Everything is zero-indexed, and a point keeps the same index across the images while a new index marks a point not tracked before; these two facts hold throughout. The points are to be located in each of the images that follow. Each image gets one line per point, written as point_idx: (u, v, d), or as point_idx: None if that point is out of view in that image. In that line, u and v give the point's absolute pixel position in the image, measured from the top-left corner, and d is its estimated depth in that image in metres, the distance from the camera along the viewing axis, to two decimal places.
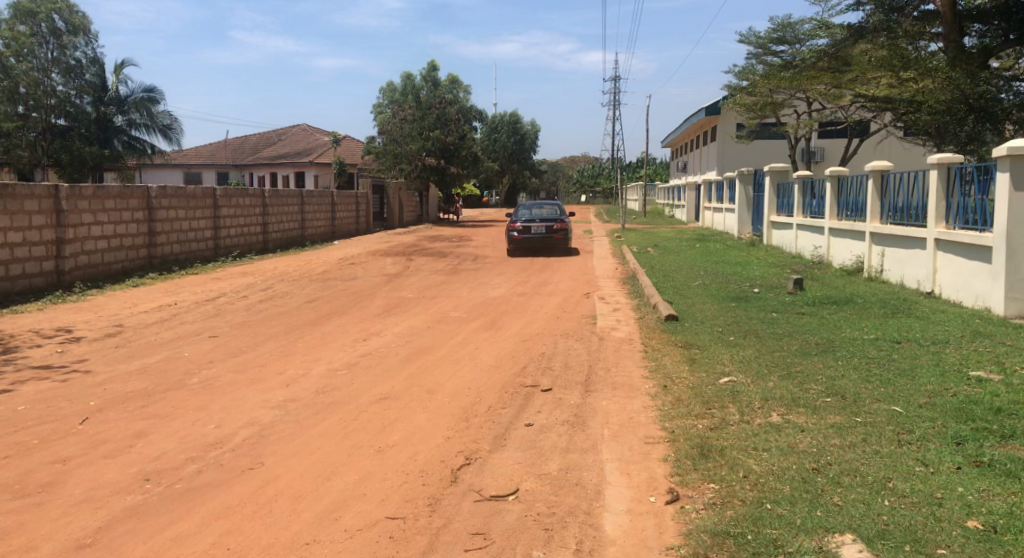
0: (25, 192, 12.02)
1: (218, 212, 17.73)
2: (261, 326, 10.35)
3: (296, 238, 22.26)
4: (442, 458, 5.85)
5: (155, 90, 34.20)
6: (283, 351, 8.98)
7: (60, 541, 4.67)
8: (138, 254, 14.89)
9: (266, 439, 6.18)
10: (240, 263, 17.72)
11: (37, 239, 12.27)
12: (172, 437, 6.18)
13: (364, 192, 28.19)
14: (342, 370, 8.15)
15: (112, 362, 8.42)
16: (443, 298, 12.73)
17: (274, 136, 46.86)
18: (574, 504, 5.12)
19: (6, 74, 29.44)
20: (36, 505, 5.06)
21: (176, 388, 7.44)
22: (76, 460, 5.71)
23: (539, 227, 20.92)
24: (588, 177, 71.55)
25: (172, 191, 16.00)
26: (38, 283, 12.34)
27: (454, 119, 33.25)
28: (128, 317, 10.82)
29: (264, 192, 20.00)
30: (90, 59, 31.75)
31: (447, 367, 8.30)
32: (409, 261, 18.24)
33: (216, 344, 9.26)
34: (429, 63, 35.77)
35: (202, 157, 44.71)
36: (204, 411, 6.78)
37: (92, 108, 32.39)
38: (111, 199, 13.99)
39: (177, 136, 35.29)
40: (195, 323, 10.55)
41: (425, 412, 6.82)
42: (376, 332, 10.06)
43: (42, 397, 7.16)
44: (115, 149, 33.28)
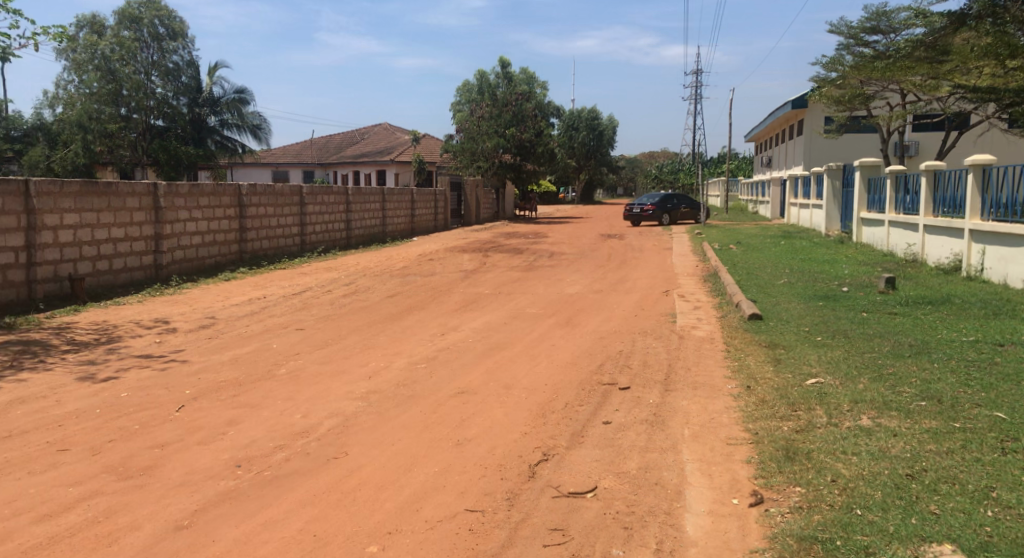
0: (126, 190, 12.59)
1: (303, 209, 18.21)
2: (344, 320, 10.60)
3: (377, 235, 22.71)
4: (520, 453, 5.87)
5: (245, 91, 35.49)
6: (365, 344, 9.18)
7: (159, 522, 4.86)
8: (230, 250, 15.45)
9: (350, 430, 6.33)
10: (325, 258, 18.17)
11: (137, 235, 12.87)
12: (262, 425, 6.39)
13: (442, 190, 28.54)
14: (421, 364, 8.28)
15: (207, 353, 8.76)
16: (519, 295, 12.79)
17: (356, 134, 48.02)
18: (654, 504, 5.07)
19: (111, 78, 30.87)
20: (137, 487, 5.30)
21: (264, 378, 7.70)
22: (173, 446, 5.96)
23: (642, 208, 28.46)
24: (667, 174, 70.69)
25: (262, 189, 16.51)
26: (139, 276, 12.96)
27: (529, 116, 33.45)
28: (220, 310, 11.21)
29: (347, 190, 20.47)
30: (186, 62, 33.04)
31: (525, 363, 8.32)
32: (486, 257, 18.39)
33: (302, 337, 9.53)
34: (501, 60, 35.66)
35: (288, 156, 45.95)
36: (291, 402, 6.98)
37: (187, 110, 33.64)
38: (204, 197, 14.56)
39: (265, 135, 36.68)
40: (282, 316, 10.86)
41: (503, 407, 6.87)
42: (453, 327, 10.17)
43: (142, 385, 7.51)
44: (208, 148, 34.33)
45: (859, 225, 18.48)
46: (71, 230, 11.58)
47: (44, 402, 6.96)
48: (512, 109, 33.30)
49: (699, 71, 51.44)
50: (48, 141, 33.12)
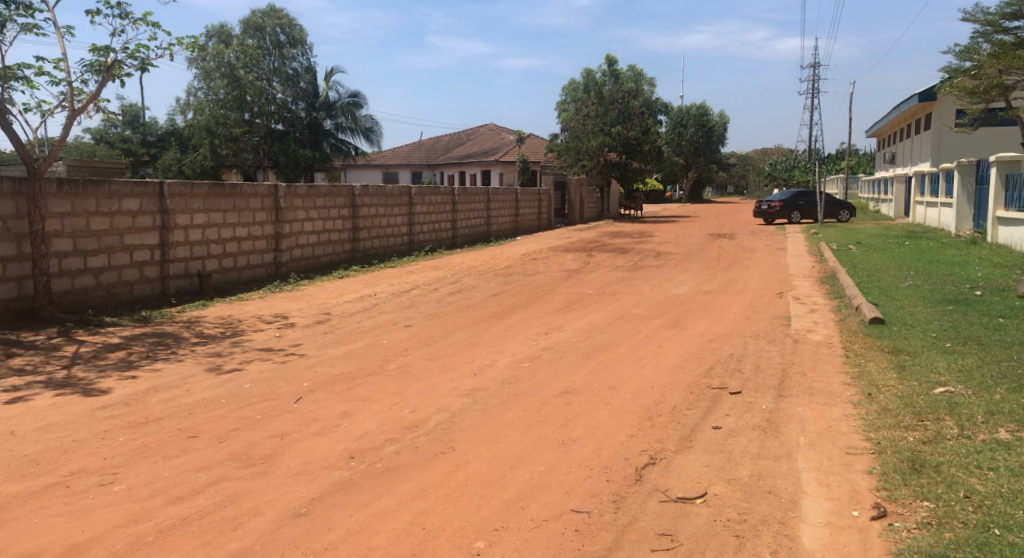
0: (249, 191, 13.19)
1: (412, 209, 18.62)
2: (450, 317, 10.76)
3: (483, 234, 22.98)
4: (626, 456, 5.79)
5: (359, 95, 36.58)
6: (471, 342, 9.29)
7: (279, 508, 5.04)
8: (343, 248, 15.96)
9: (457, 426, 6.40)
10: (432, 257, 18.53)
11: (259, 234, 13.47)
12: (373, 419, 6.55)
13: (546, 189, 28.58)
14: (526, 362, 8.29)
15: (322, 347, 9.07)
16: (625, 295, 12.65)
17: (463, 135, 48.72)
18: (767, 513, 4.90)
19: (236, 84, 32.25)
20: (259, 474, 5.52)
21: (375, 373, 7.90)
22: (291, 436, 6.18)
23: (764, 206, 28.38)
24: (780, 171, 68.47)
25: (374, 190, 16.97)
26: (260, 273, 13.56)
27: (637, 113, 33.03)
28: (333, 306, 11.59)
29: (454, 190, 20.79)
30: (305, 68, 34.34)
31: (632, 365, 8.21)
32: (590, 257, 18.28)
33: (411, 333, 9.73)
34: (607, 58, 35.38)
35: (398, 157, 47.11)
36: (401, 396, 7.13)
37: (305, 114, 35.13)
38: (320, 197, 15.08)
39: (377, 137, 37.76)
40: (392, 313, 11.13)
41: (609, 408, 6.79)
42: (558, 326, 10.16)
43: (263, 376, 7.84)
44: (323, 151, 35.62)
45: (995, 224, 17.34)
46: (201, 229, 12.22)
47: (176, 391, 7.37)
48: (618, 106, 32.98)
49: (817, 64, 49.61)
50: (179, 145, 35.16)
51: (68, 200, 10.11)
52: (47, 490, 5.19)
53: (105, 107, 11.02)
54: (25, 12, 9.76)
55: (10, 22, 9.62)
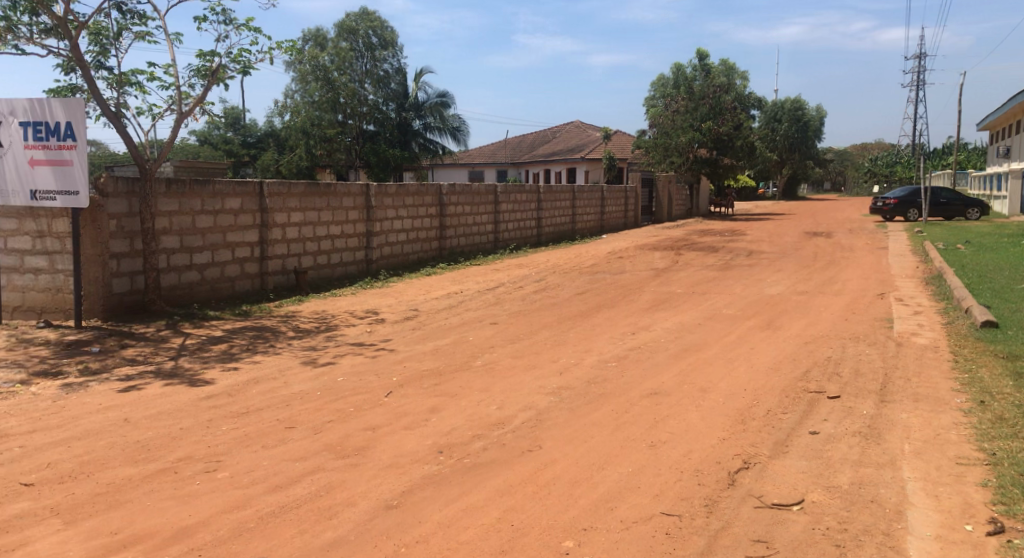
0: (343, 190, 13.51)
1: (498, 207, 18.71)
2: (537, 315, 10.75)
3: (568, 233, 22.91)
4: (718, 459, 5.64)
5: (447, 95, 37.14)
6: (558, 340, 9.25)
7: (372, 500, 5.13)
8: (431, 246, 16.17)
9: (544, 424, 6.37)
10: (518, 255, 18.59)
11: (351, 232, 13.78)
12: (461, 414, 6.60)
13: (633, 186, 28.28)
14: (614, 362, 8.20)
15: (410, 343, 9.20)
16: (715, 295, 12.37)
17: (549, 133, 48.71)
18: (870, 523, 4.69)
19: (330, 87, 32.86)
20: (353, 465, 5.64)
21: (462, 369, 7.96)
22: (382, 429, 6.29)
23: (878, 203, 27.54)
24: (881, 167, 65.73)
25: (461, 189, 17.11)
26: (351, 270, 13.88)
27: (729, 108, 32.31)
28: (421, 303, 11.75)
29: (539, 188, 20.80)
30: (396, 69, 34.99)
31: (723, 366, 8.01)
32: (678, 256, 17.96)
33: (497, 331, 9.76)
34: (698, 53, 34.72)
35: (485, 156, 47.45)
36: (488, 393, 7.16)
37: (395, 114, 35.75)
38: (409, 196, 15.30)
39: (462, 136, 38.18)
40: (478, 310, 11.20)
41: (699, 410, 6.64)
42: (645, 325, 10.01)
43: (355, 370, 8.01)
44: (412, 150, 36.21)
45: None
46: (297, 227, 12.58)
47: (274, 383, 7.61)
48: (709, 101, 32.30)
49: (923, 55, 47.39)
50: (277, 146, 36.38)
51: (176, 199, 10.54)
52: (157, 475, 5.43)
53: (210, 110, 11.48)
54: (139, 21, 10.26)
55: (125, 31, 10.13)
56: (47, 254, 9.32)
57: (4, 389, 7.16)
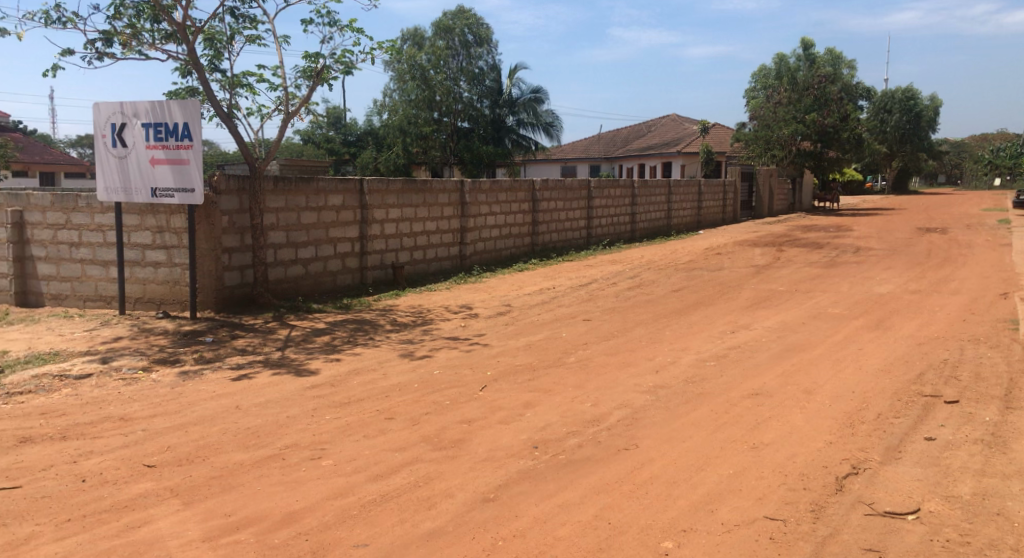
0: (438, 186, 13.67)
1: (591, 202, 18.59)
2: (631, 312, 10.62)
3: (663, 228, 22.56)
4: (825, 464, 5.43)
5: (541, 91, 37.00)
6: (654, 338, 9.10)
7: (469, 492, 5.16)
8: (524, 242, 16.22)
9: (640, 422, 6.28)
10: (611, 251, 18.43)
11: (446, 228, 13.96)
12: (556, 410, 6.57)
13: (732, 180, 27.60)
14: (712, 361, 8.01)
15: (504, 338, 9.24)
16: (819, 293, 11.92)
17: (645, 127, 48.06)
18: (995, 538, 4.42)
19: (426, 85, 33.42)
20: (450, 457, 5.70)
21: (556, 365, 7.94)
22: (478, 423, 6.33)
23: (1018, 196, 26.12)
24: (1002, 159, 61.95)
25: (554, 184, 17.06)
26: (446, 265, 14.06)
27: (835, 98, 31.08)
28: (515, 298, 11.79)
29: (633, 183, 20.55)
30: (490, 66, 35.37)
31: (829, 367, 7.71)
32: (779, 252, 17.40)
33: (591, 327, 9.68)
34: (803, 42, 33.61)
35: (578, 151, 47.27)
36: (583, 389, 7.12)
37: (489, 111, 35.95)
38: (503, 192, 15.37)
39: (557, 132, 38.07)
40: (571, 306, 11.15)
41: (804, 413, 6.41)
42: (745, 324, 9.74)
43: (450, 364, 8.11)
44: (506, 147, 36.40)
45: None
46: (395, 223, 12.82)
47: (372, 374, 7.78)
48: (814, 92, 31.16)
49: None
50: (375, 143, 37.21)
51: (282, 196, 10.89)
52: (266, 460, 5.62)
53: (315, 110, 11.82)
54: (250, 25, 10.65)
55: (238, 35, 10.53)
56: (165, 249, 9.82)
57: (128, 375, 7.59)
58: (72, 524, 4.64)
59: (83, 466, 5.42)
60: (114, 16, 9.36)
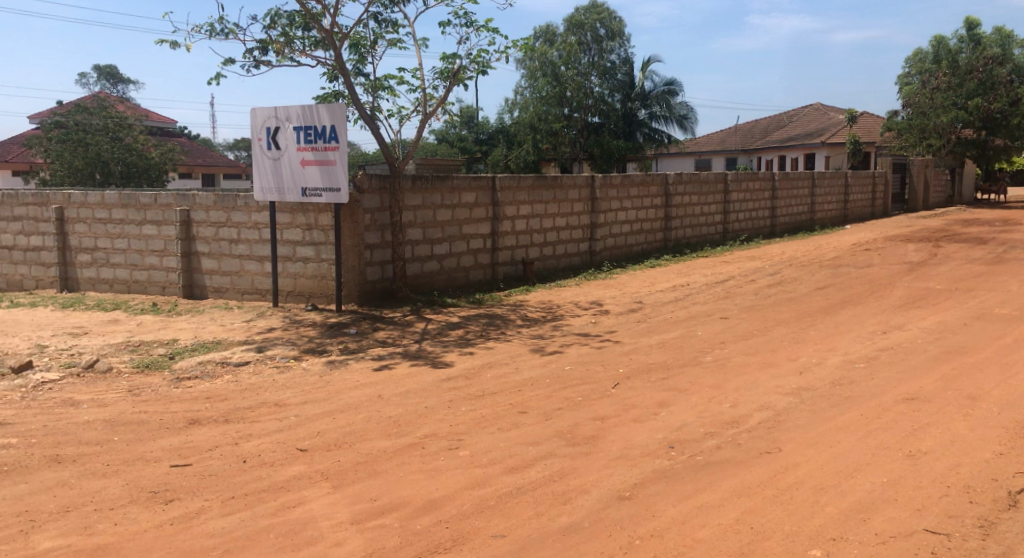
0: (569, 182, 13.69)
1: (727, 196, 18.08)
2: (771, 311, 10.25)
3: (805, 223, 21.61)
4: (994, 477, 5.05)
5: (675, 82, 36.32)
6: (796, 338, 8.75)
7: (604, 489, 5.15)
8: (656, 238, 15.99)
9: (783, 425, 6.07)
10: (748, 247, 17.85)
11: (576, 223, 13.96)
12: (692, 410, 6.45)
13: (882, 172, 26.09)
14: (861, 363, 7.61)
15: (637, 335, 9.14)
16: (981, 292, 11.07)
17: (786, 117, 46.19)
18: None
19: (557, 81, 33.88)
20: (584, 453, 5.70)
21: (692, 364, 7.78)
22: (612, 420, 6.30)
23: None
24: None
25: (688, 177, 16.70)
26: (576, 261, 14.07)
27: (1004, 82, 28.54)
28: (648, 295, 11.63)
29: (773, 175, 19.81)
30: (622, 60, 34.89)
31: (994, 372, 7.16)
32: (936, 248, 16.29)
33: (728, 326, 9.42)
34: (967, 21, 31.26)
35: (714, 144, 46.06)
36: (720, 389, 6.94)
37: (620, 105, 35.58)
38: (635, 187, 15.21)
39: (691, 125, 37.24)
40: (707, 304, 10.89)
41: (967, 421, 5.99)
42: (897, 325, 9.19)
43: (582, 360, 8.11)
44: (637, 141, 35.92)
45: None
46: (525, 219, 12.95)
47: (506, 368, 7.89)
48: (978, 76, 28.96)
49: None
50: (507, 140, 37.59)
51: (420, 194, 11.21)
52: (406, 449, 5.82)
53: (451, 109, 12.11)
54: (391, 29, 11.03)
55: (380, 39, 10.93)
56: (314, 245, 10.32)
57: (280, 363, 8.06)
58: (234, 501, 4.97)
59: (243, 447, 5.80)
60: (269, 26, 9.93)
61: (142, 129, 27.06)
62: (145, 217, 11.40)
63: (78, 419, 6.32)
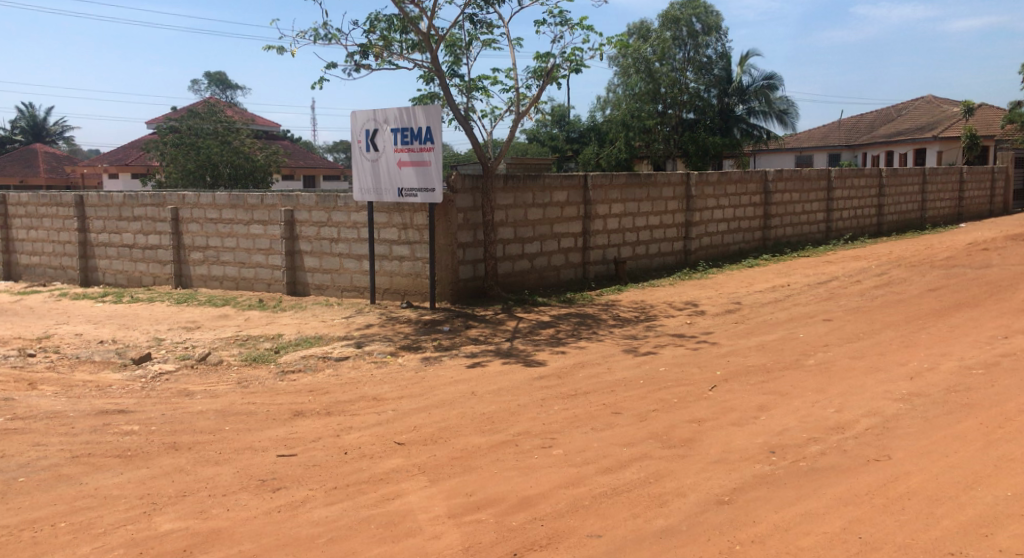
0: (663, 180, 13.50)
1: (830, 193, 17.45)
2: (879, 313, 9.83)
3: (915, 221, 20.62)
4: None
5: (775, 77, 35.26)
6: (905, 341, 8.36)
7: (702, 493, 5.05)
8: (754, 236, 15.58)
9: (892, 432, 5.81)
10: (853, 246, 17.18)
11: (670, 222, 13.75)
12: (794, 415, 6.25)
13: (1000, 166, 24.64)
14: (978, 369, 7.21)
15: (735, 337, 8.93)
16: None
17: (894, 111, 44.19)
18: None
19: (650, 78, 33.13)
20: (681, 456, 5.61)
21: (793, 367, 7.54)
22: (709, 423, 6.17)
23: None
24: None
25: (789, 174, 16.20)
26: (670, 260, 13.87)
27: None
28: (746, 296, 11.34)
29: (880, 171, 19.00)
30: (719, 54, 34.34)
31: None
32: None
33: (832, 328, 9.09)
34: None
35: (816, 140, 44.55)
36: (824, 394, 6.70)
37: (716, 101, 34.86)
38: (731, 184, 14.87)
39: (792, 120, 36.02)
40: (809, 305, 10.53)
41: None
42: (1019, 329, 8.66)
43: (678, 361, 7.98)
44: (735, 137, 35.06)
45: None
46: (618, 218, 12.84)
47: (599, 368, 7.85)
48: None
49: None
50: (599, 139, 37.29)
51: (512, 193, 11.27)
52: (501, 446, 5.87)
53: (544, 109, 12.14)
54: (486, 29, 11.14)
55: (475, 40, 11.06)
56: (409, 244, 10.53)
57: (378, 359, 8.26)
58: (337, 491, 5.12)
59: (344, 439, 5.97)
60: (369, 30, 10.19)
61: (250, 133, 28.18)
62: (252, 217, 11.87)
63: (193, 409, 6.65)
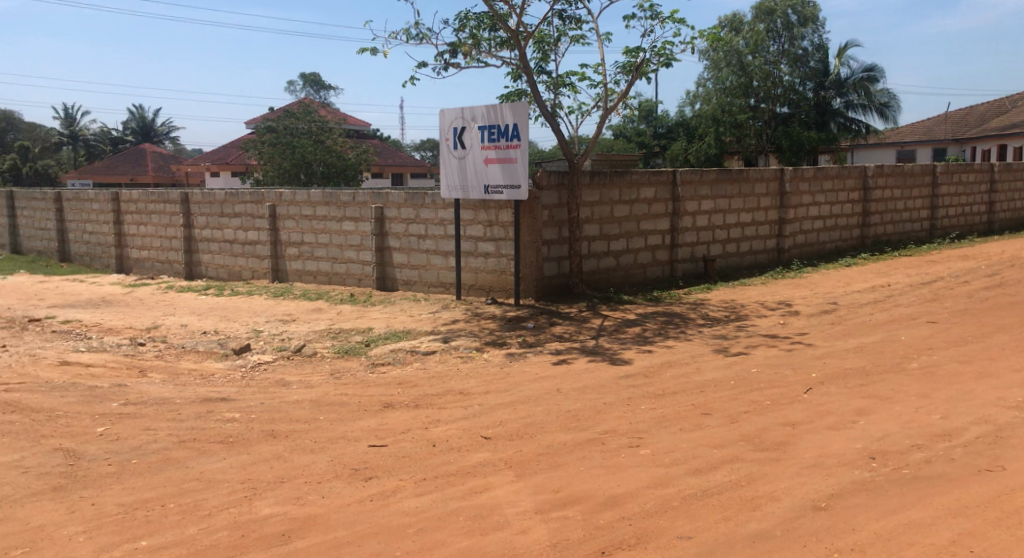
0: (756, 176, 13.16)
1: (935, 190, 16.66)
2: (988, 315, 9.32)
3: None
4: None
5: (875, 68, 33.90)
6: (1018, 346, 7.90)
7: (797, 498, 4.90)
8: (852, 234, 15.02)
9: (1004, 442, 5.49)
10: (960, 245, 16.34)
11: (762, 219, 13.39)
12: (895, 420, 5.99)
13: None
14: None
15: (831, 338, 8.62)
16: None
17: (1007, 103, 41.73)
18: None
19: (743, 71, 32.69)
20: (774, 460, 5.45)
21: (894, 371, 7.23)
22: (804, 427, 5.98)
23: None
24: None
25: (890, 170, 15.55)
26: (762, 258, 13.51)
27: None
28: (842, 296, 10.94)
29: (991, 167, 18.03)
30: (816, 46, 33.23)
31: None
32: None
33: (936, 331, 8.67)
34: None
35: (918, 134, 42.60)
36: (928, 399, 6.39)
37: (812, 94, 33.74)
38: (828, 180, 14.37)
39: (893, 113, 34.47)
40: (911, 306, 10.07)
41: None
42: None
43: (770, 362, 7.76)
44: (832, 131, 33.77)
45: None
46: (707, 215, 12.58)
47: (688, 368, 7.71)
48: None
49: None
50: (687, 134, 36.64)
51: (598, 190, 11.19)
52: (588, 443, 5.83)
53: (632, 103, 12.01)
54: (575, 25, 11.10)
55: (564, 36, 11.03)
56: (495, 241, 10.61)
57: (464, 354, 8.34)
58: (426, 483, 5.20)
59: (432, 432, 6.05)
60: (459, 28, 10.30)
61: (342, 131, 28.88)
62: (344, 213, 12.16)
63: (289, 399, 6.86)
